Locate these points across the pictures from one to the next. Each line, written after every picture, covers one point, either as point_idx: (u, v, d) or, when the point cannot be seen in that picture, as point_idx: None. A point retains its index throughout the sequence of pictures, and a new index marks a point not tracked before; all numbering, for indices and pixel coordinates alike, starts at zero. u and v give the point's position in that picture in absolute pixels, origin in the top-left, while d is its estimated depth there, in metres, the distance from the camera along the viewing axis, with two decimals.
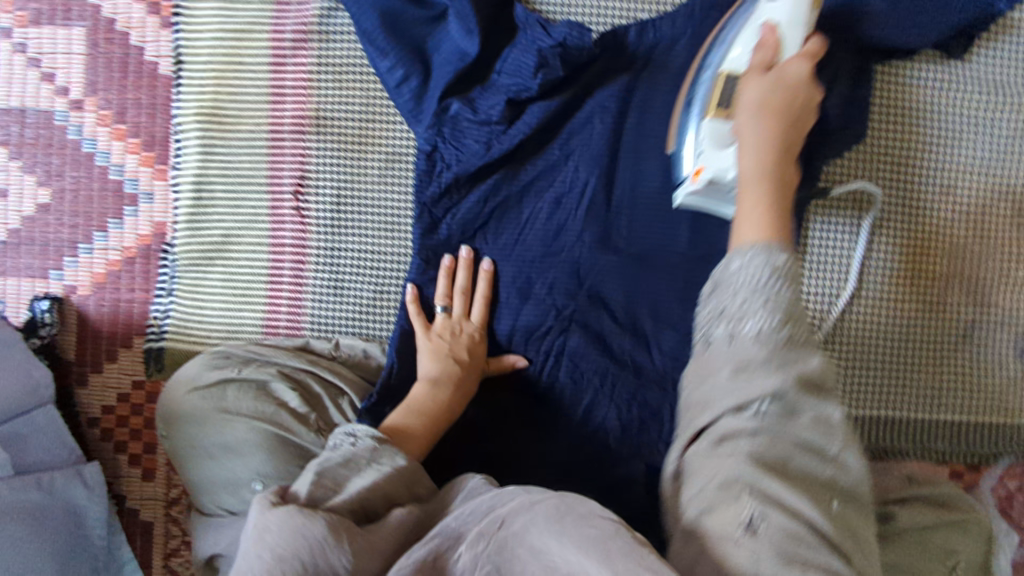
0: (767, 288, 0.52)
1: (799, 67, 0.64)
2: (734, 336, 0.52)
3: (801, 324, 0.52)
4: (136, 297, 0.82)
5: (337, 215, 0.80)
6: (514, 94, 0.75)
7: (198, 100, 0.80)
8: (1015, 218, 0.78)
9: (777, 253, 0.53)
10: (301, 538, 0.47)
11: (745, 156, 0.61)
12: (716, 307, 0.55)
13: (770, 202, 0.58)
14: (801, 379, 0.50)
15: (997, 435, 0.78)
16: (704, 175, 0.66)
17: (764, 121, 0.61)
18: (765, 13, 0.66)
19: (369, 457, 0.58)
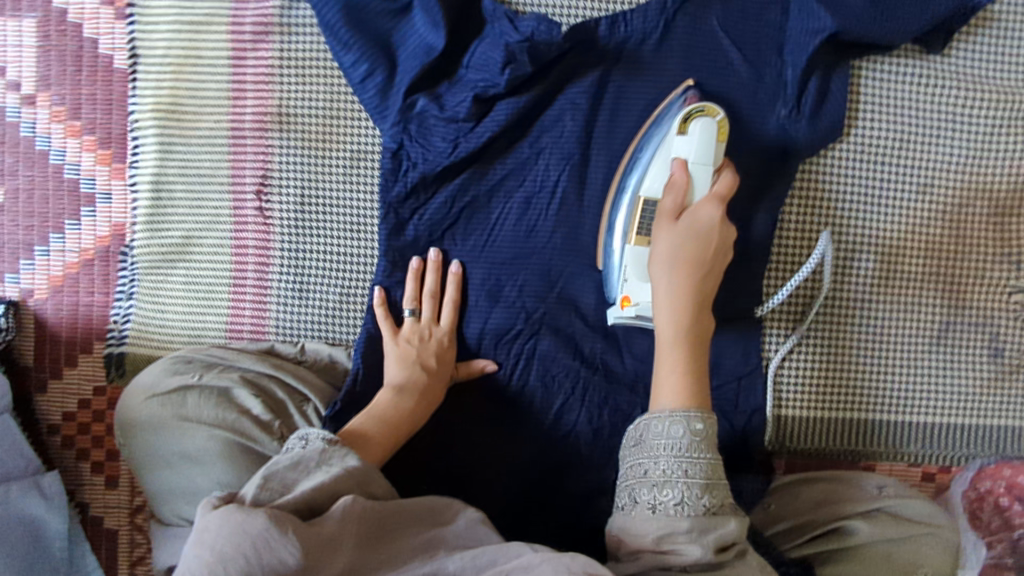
0: (682, 458, 0.57)
1: (710, 210, 0.67)
2: (657, 508, 0.56)
3: (717, 488, 0.57)
4: (96, 300, 0.80)
5: (301, 216, 0.78)
6: (481, 90, 0.72)
7: (155, 96, 0.77)
8: (991, 216, 0.77)
9: (691, 422, 0.58)
10: (242, 535, 0.45)
11: (661, 313, 0.65)
12: (637, 480, 0.59)
13: (685, 363, 0.63)
14: (719, 542, 0.54)
15: (969, 435, 0.78)
16: (631, 308, 0.71)
17: (677, 274, 0.66)
18: (673, 151, 0.69)
19: (319, 460, 0.57)
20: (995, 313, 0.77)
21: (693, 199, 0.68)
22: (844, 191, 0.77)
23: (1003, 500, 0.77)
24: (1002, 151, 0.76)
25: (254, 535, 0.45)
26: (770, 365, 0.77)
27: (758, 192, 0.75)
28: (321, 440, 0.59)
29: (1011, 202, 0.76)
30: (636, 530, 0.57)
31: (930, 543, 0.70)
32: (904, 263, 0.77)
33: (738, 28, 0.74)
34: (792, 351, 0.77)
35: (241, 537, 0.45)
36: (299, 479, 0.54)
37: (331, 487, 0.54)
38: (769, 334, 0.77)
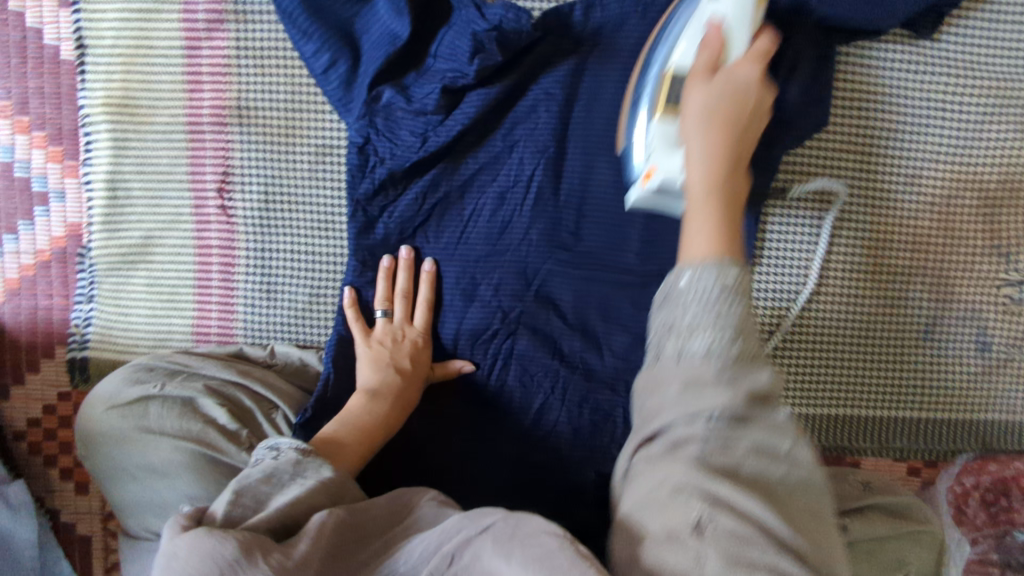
0: (716, 296, 0.46)
1: (749, 69, 0.59)
2: (685, 358, 0.46)
3: (754, 337, 0.47)
4: (55, 304, 0.77)
5: (265, 214, 0.74)
6: (450, 81, 0.68)
7: (106, 89, 0.73)
8: (983, 208, 0.74)
9: (721, 269, 0.47)
10: (210, 562, 0.43)
11: (692, 168, 0.56)
12: (663, 329, 0.49)
13: (720, 216, 0.53)
14: (750, 394, 0.45)
15: (956, 431, 0.76)
16: (655, 178, 0.61)
17: (709, 132, 0.57)
18: (708, 9, 0.61)
19: (292, 473, 0.54)
20: (984, 307, 0.75)
21: (729, 57, 0.60)
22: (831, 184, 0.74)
23: (989, 496, 0.76)
24: (995, 140, 0.73)
25: (222, 563, 0.43)
26: None
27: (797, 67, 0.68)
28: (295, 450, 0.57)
29: (1004, 192, 0.74)
30: (660, 389, 0.48)
31: (916, 544, 0.68)
32: (892, 257, 0.75)
33: None
34: (775, 349, 0.76)
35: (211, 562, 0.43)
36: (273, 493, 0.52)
37: (306, 501, 0.52)
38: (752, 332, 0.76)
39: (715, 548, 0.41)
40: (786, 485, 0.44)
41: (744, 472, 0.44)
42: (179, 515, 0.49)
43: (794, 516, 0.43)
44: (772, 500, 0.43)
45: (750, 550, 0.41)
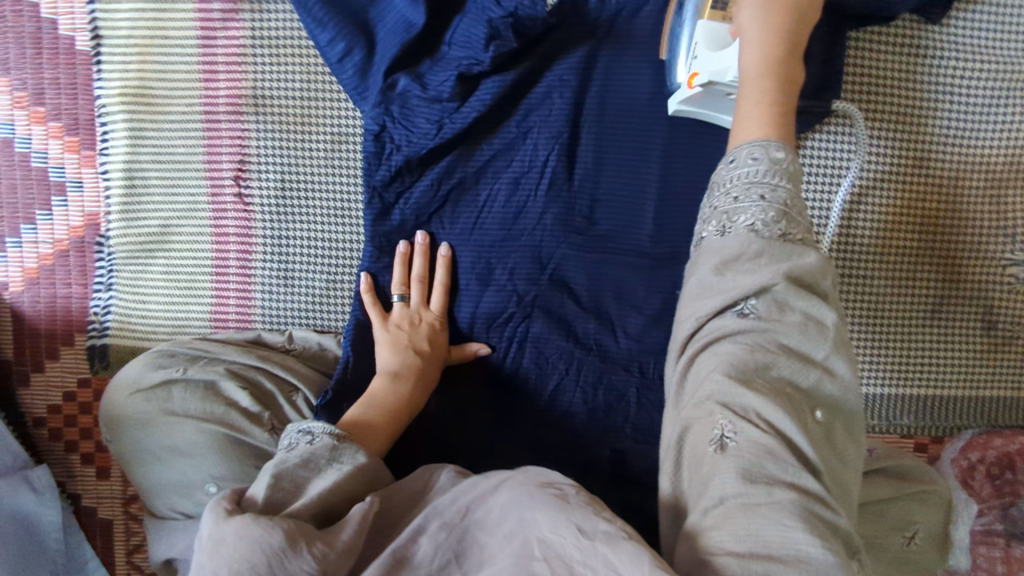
0: (766, 174, 0.50)
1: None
2: (729, 230, 0.50)
3: (798, 222, 0.50)
4: (74, 292, 0.78)
5: (282, 201, 0.75)
6: (464, 68, 0.69)
7: (122, 79, 0.73)
8: (988, 188, 0.75)
9: (773, 151, 0.51)
10: (256, 550, 0.47)
11: (746, 53, 0.55)
12: (711, 205, 0.53)
13: (771, 100, 0.53)
14: (791, 276, 0.48)
15: (961, 407, 0.78)
16: (698, 79, 0.65)
17: (766, 13, 0.54)
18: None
19: (329, 457, 0.59)
20: (989, 285, 0.77)
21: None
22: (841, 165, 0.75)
23: (994, 470, 0.77)
24: (1002, 122, 0.74)
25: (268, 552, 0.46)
26: None
27: None
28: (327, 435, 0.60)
29: (1008, 172, 0.75)
30: (701, 263, 0.52)
31: (921, 504, 0.71)
32: (899, 237, 0.76)
33: None
34: None
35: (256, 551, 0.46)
36: (310, 477, 0.57)
37: (343, 485, 0.57)
38: None
39: (737, 459, 0.44)
40: (814, 391, 0.48)
41: (773, 375, 0.47)
42: (219, 501, 0.53)
43: (817, 423, 0.47)
44: (800, 410, 0.46)
45: (770, 463, 0.43)
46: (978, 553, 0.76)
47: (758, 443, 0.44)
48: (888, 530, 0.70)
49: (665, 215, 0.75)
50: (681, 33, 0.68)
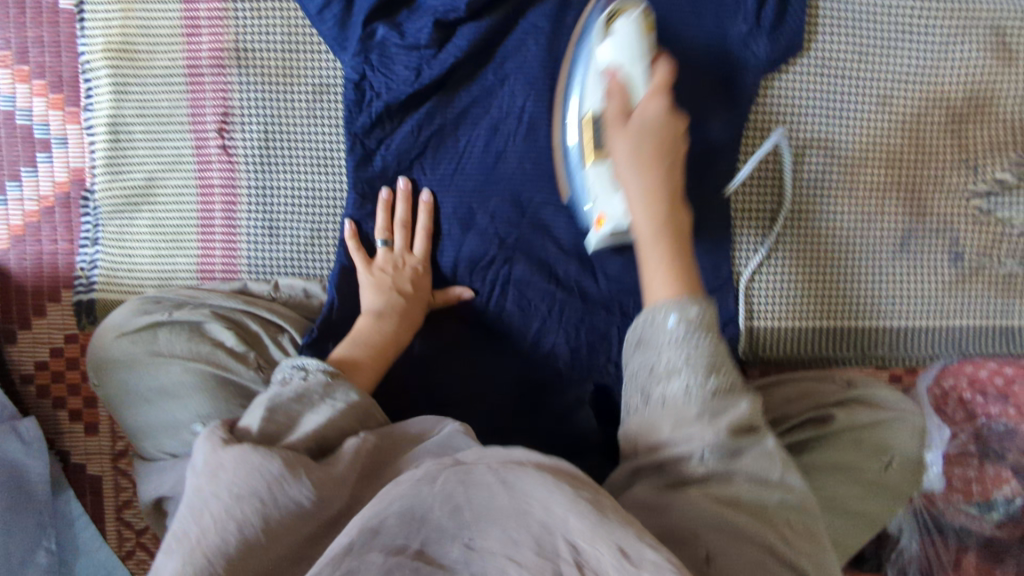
0: (684, 346, 0.53)
1: (654, 103, 0.62)
2: (666, 399, 0.52)
3: (725, 370, 0.53)
4: (60, 248, 0.78)
5: (265, 152, 0.76)
6: (441, 15, 0.72)
7: (105, 35, 0.75)
8: (950, 124, 0.78)
9: (681, 311, 0.54)
10: (258, 477, 0.45)
11: (636, 214, 0.61)
12: (641, 377, 0.55)
13: (670, 257, 0.59)
14: (734, 423, 0.50)
15: (933, 337, 0.80)
16: (605, 224, 0.67)
17: (641, 172, 0.61)
18: (607, 57, 0.65)
19: (322, 393, 0.57)
20: (956, 219, 0.79)
21: (636, 98, 0.64)
22: (804, 107, 0.78)
23: (966, 395, 0.81)
24: (959, 57, 0.77)
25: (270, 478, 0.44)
26: (740, 282, 0.79)
27: (716, 97, 0.74)
28: (321, 373, 0.59)
29: (968, 106, 0.78)
30: (643, 430, 0.53)
31: (900, 428, 0.73)
32: (866, 174, 0.78)
33: None
34: (760, 267, 0.79)
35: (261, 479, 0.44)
36: (302, 411, 0.55)
37: (335, 420, 0.55)
38: (736, 251, 0.79)
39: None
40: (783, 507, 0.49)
41: (742, 502, 0.48)
42: (213, 430, 0.50)
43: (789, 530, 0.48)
44: (771, 526, 0.47)
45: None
46: (955, 475, 0.80)
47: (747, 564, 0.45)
48: (862, 454, 0.72)
49: None
50: (579, 182, 0.70)
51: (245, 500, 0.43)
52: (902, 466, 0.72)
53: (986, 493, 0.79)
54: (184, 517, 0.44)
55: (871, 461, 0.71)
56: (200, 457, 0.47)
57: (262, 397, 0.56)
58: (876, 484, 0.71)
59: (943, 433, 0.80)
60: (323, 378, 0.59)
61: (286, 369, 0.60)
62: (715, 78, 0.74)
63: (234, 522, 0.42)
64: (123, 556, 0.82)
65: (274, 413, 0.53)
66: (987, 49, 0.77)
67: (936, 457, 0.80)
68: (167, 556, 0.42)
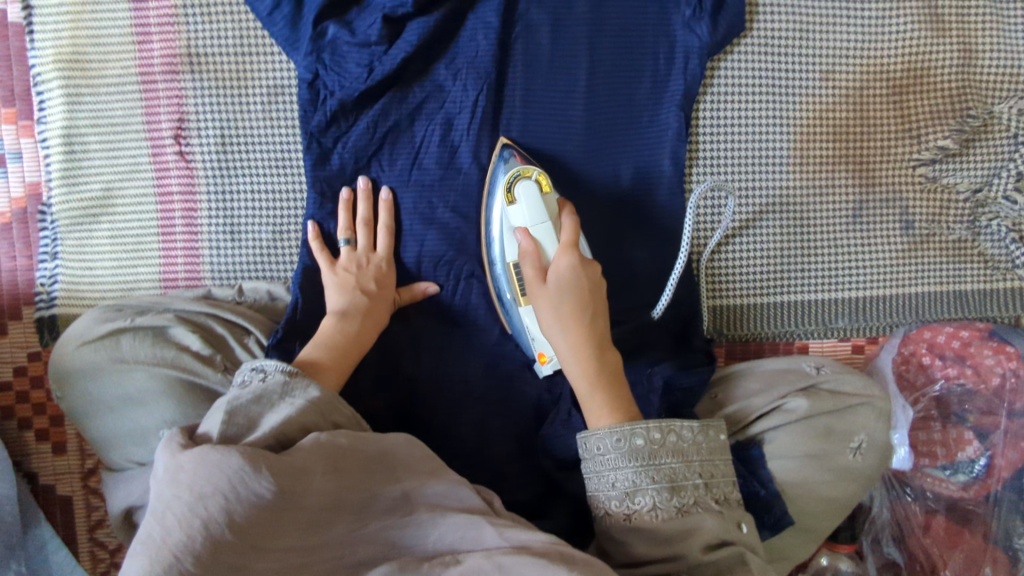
0: (643, 468, 0.57)
1: (565, 260, 0.67)
2: (634, 517, 0.57)
3: (689, 488, 0.58)
4: (19, 264, 0.78)
5: (223, 156, 0.77)
6: (390, 10, 0.73)
7: (56, 46, 0.75)
8: (891, 95, 0.81)
9: (629, 438, 0.58)
10: (217, 473, 0.44)
11: (571, 373, 0.65)
12: (601, 493, 0.59)
13: (612, 403, 0.63)
14: (701, 545, 0.55)
15: (891, 306, 0.82)
16: (547, 363, 0.72)
17: (568, 332, 0.65)
18: (517, 220, 0.70)
19: (281, 393, 0.57)
20: (905, 186, 0.82)
21: (551, 256, 0.68)
22: (752, 84, 0.80)
23: (926, 359, 0.82)
24: (896, 32, 0.80)
25: (230, 474, 0.44)
26: (701, 259, 0.81)
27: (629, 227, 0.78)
28: (281, 372, 0.58)
29: (907, 79, 0.81)
30: (615, 541, 0.58)
31: (863, 412, 0.73)
32: (816, 147, 0.81)
33: None
34: (720, 243, 0.81)
35: (220, 476, 0.43)
36: (264, 412, 0.55)
37: (297, 417, 0.54)
38: (695, 228, 0.80)
39: None
40: None
41: None
42: (171, 436, 0.49)
43: None
44: None
45: None
46: (920, 440, 0.81)
47: None
48: (830, 443, 0.71)
49: (597, 147, 0.78)
50: (517, 322, 0.74)
51: (207, 499, 0.43)
52: (869, 451, 0.72)
53: (950, 454, 0.80)
54: (147, 521, 0.43)
55: (837, 448, 0.71)
56: (159, 463, 0.47)
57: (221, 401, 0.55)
58: (845, 471, 0.72)
59: (906, 412, 0.77)
60: (281, 377, 0.58)
61: (245, 371, 0.59)
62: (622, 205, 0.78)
63: (198, 522, 0.42)
64: None
65: (233, 415, 0.53)
66: (923, 21, 0.80)
67: (901, 438, 0.77)
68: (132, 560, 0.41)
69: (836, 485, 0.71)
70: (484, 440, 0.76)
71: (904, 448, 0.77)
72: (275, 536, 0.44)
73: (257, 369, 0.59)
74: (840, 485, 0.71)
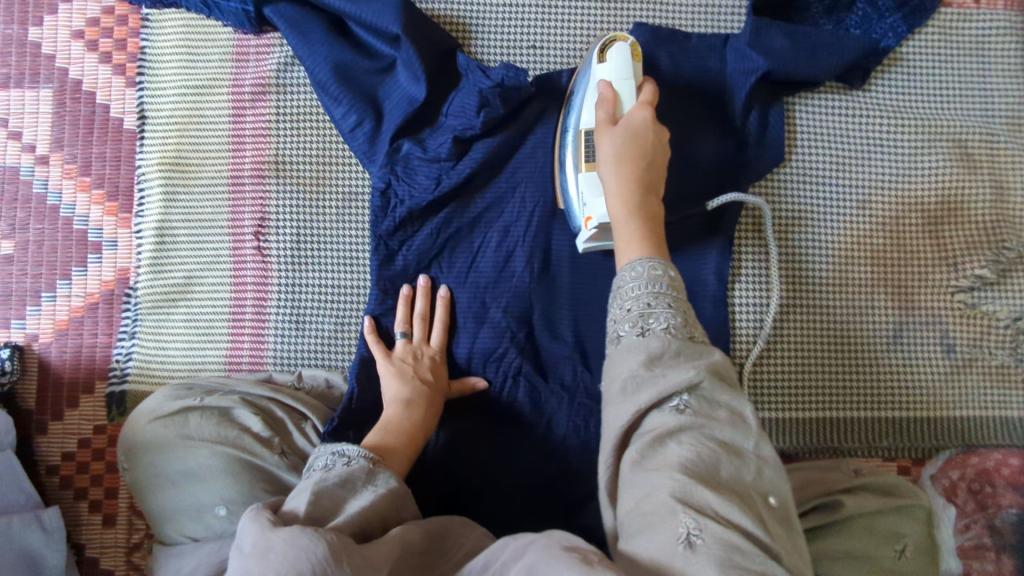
0: (659, 293, 0.61)
1: (641, 113, 0.71)
2: (646, 332, 0.58)
3: (696, 327, 0.60)
4: (100, 342, 0.83)
5: (297, 252, 0.83)
6: (460, 132, 0.81)
7: (161, 150, 0.84)
8: (927, 226, 0.84)
9: (654, 267, 0.62)
10: (306, 559, 0.48)
11: (612, 200, 0.69)
12: (614, 324, 0.61)
13: (641, 234, 0.66)
14: (709, 373, 0.56)
15: (935, 427, 0.82)
16: (591, 224, 0.73)
17: (619, 169, 0.69)
18: (600, 73, 0.74)
19: (365, 479, 0.61)
20: (944, 313, 0.83)
21: (624, 108, 0.72)
22: (791, 212, 0.85)
23: (974, 485, 0.81)
24: (930, 167, 0.85)
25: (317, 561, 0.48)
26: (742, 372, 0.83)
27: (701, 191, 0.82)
28: (364, 459, 0.62)
29: (943, 211, 0.84)
30: (620, 371, 0.58)
31: (916, 514, 0.75)
32: (854, 272, 0.84)
33: (685, 70, 0.83)
34: (760, 360, 0.83)
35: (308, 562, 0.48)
36: (347, 496, 0.58)
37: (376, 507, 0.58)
38: (736, 343, 0.83)
39: (709, 555, 0.47)
40: (757, 486, 0.53)
41: (720, 477, 0.52)
42: (258, 513, 0.54)
43: (764, 514, 0.52)
44: (752, 505, 0.52)
45: (739, 558, 0.47)
46: (973, 567, 0.78)
47: (724, 542, 0.48)
48: (877, 542, 0.72)
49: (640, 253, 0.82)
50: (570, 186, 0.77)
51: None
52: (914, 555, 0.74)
53: None
54: None
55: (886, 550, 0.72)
56: (249, 539, 0.51)
57: (307, 483, 0.59)
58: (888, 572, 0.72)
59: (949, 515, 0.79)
60: (365, 464, 0.61)
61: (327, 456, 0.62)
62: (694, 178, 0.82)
63: None
64: None
65: (319, 498, 0.57)
66: (954, 159, 0.85)
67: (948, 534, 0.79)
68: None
69: None
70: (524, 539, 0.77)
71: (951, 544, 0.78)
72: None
73: (340, 454, 0.62)
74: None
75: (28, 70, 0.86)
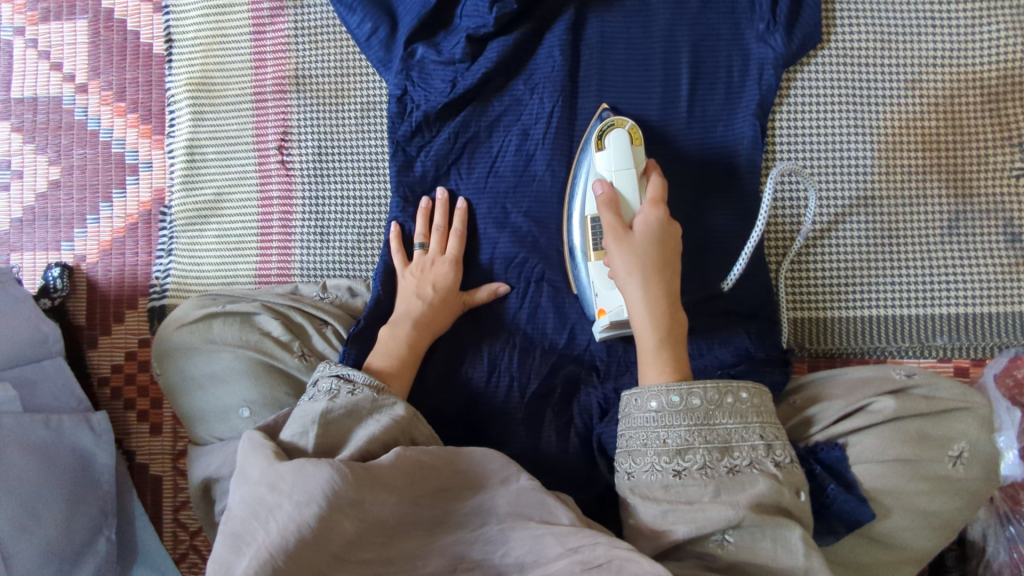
0: (694, 427, 0.59)
1: (655, 213, 0.68)
2: (683, 474, 0.57)
3: (738, 450, 0.59)
4: (140, 260, 0.87)
5: (318, 164, 0.84)
6: (473, 31, 0.77)
7: (188, 72, 0.86)
8: (986, 103, 0.77)
9: (690, 396, 0.60)
10: (313, 483, 0.48)
11: (637, 318, 0.65)
12: (647, 452, 0.59)
13: (667, 355, 0.63)
14: (753, 508, 0.55)
15: (998, 323, 0.76)
16: (604, 317, 0.71)
17: (644, 281, 0.66)
18: (602, 171, 0.72)
19: (371, 407, 0.60)
20: (1005, 198, 0.77)
21: (637, 208, 0.70)
22: (833, 95, 0.79)
23: None
24: (987, 37, 0.77)
25: (323, 486, 0.48)
26: (780, 269, 0.78)
27: (727, 99, 0.77)
28: (367, 388, 0.62)
29: (1005, 85, 0.77)
30: (653, 498, 0.58)
31: (963, 418, 0.65)
32: (902, 158, 0.78)
33: None
34: (798, 257, 0.78)
35: (316, 486, 0.48)
36: (353, 426, 0.59)
37: (381, 434, 0.57)
38: (773, 240, 0.79)
39: None
40: None
41: None
42: (261, 442, 0.55)
43: None
44: None
45: None
46: None
47: None
48: (927, 452, 0.64)
49: (661, 153, 0.77)
50: (582, 278, 0.74)
51: (303, 507, 0.47)
52: (974, 462, 0.64)
53: None
54: (251, 522, 0.48)
55: (934, 457, 0.64)
56: (258, 467, 0.52)
57: (313, 410, 0.59)
58: (944, 481, 0.64)
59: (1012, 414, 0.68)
60: (370, 394, 0.61)
61: (332, 379, 0.63)
62: (726, 91, 0.77)
63: (293, 526, 0.46)
64: (177, 558, 0.84)
65: (326, 429, 0.57)
66: (1016, 27, 0.77)
67: (1008, 441, 0.68)
68: (240, 560, 0.46)
69: (936, 497, 0.63)
70: (538, 444, 0.74)
71: (1013, 453, 0.68)
72: (355, 547, 0.49)
73: (345, 379, 0.63)
74: (939, 496, 0.63)
75: (65, 3, 0.90)
